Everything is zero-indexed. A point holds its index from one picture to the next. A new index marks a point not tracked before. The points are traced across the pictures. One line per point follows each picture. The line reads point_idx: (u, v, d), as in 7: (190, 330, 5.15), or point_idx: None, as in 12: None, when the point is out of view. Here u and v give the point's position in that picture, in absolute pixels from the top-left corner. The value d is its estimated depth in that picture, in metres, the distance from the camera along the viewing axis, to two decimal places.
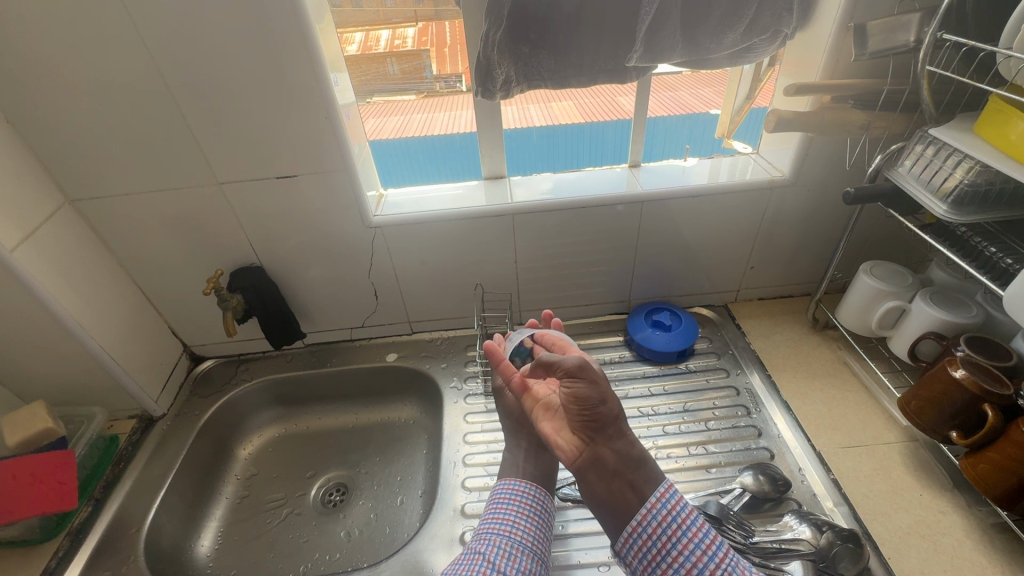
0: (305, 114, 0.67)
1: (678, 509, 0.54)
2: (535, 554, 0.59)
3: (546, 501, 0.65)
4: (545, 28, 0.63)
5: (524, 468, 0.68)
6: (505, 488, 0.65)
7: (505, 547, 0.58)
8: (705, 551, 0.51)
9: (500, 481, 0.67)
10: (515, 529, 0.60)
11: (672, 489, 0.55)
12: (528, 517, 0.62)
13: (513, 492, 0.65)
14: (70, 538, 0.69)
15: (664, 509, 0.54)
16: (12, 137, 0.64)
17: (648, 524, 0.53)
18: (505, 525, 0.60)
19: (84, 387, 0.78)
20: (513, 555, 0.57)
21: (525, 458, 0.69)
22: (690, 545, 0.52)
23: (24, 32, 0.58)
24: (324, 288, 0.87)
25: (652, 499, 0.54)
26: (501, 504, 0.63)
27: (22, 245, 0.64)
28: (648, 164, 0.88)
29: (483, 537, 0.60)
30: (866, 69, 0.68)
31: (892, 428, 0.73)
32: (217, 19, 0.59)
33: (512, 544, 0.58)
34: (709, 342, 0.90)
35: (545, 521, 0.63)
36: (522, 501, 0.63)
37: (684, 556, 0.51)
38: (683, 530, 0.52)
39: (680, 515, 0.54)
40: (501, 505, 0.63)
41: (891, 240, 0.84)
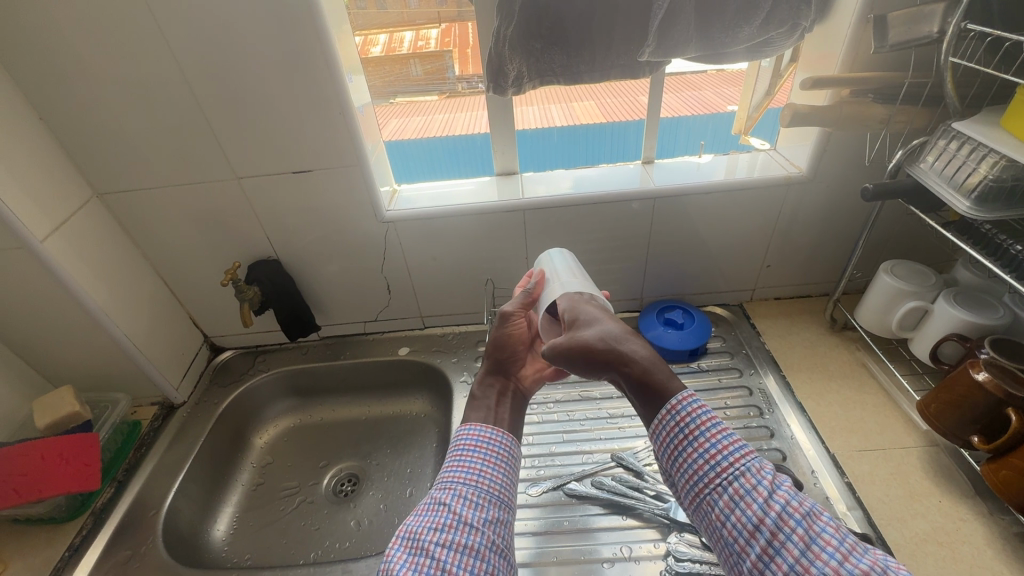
0: (320, 111, 0.69)
1: (688, 419, 0.49)
2: (502, 502, 0.55)
3: (513, 447, 0.60)
4: (557, 24, 0.63)
5: (496, 412, 0.63)
6: (470, 434, 0.60)
7: (470, 498, 0.53)
8: (708, 460, 0.47)
9: (465, 426, 0.61)
10: (481, 478, 0.55)
11: (687, 399, 0.50)
12: (494, 465, 0.57)
13: (479, 438, 0.59)
14: (93, 518, 0.72)
15: (671, 421, 0.50)
16: (44, 133, 0.68)
17: (658, 435, 0.51)
18: (470, 475, 0.55)
19: (110, 375, 0.81)
20: (480, 504, 0.53)
21: (499, 404, 0.64)
22: (696, 454, 0.48)
23: (55, 33, 0.61)
24: (339, 283, 0.89)
25: (662, 411, 0.50)
26: (466, 452, 0.58)
27: (53, 236, 0.67)
28: (661, 161, 0.87)
29: (445, 488, 0.54)
30: (887, 62, 0.66)
31: (911, 432, 0.71)
32: (235, 16, 0.61)
33: (478, 493, 0.54)
34: (722, 341, 0.89)
35: (512, 468, 0.59)
36: (489, 449, 0.58)
37: (688, 464, 0.48)
38: (690, 441, 0.49)
39: (690, 425, 0.49)
40: (465, 452, 0.58)
41: (915, 240, 0.81)
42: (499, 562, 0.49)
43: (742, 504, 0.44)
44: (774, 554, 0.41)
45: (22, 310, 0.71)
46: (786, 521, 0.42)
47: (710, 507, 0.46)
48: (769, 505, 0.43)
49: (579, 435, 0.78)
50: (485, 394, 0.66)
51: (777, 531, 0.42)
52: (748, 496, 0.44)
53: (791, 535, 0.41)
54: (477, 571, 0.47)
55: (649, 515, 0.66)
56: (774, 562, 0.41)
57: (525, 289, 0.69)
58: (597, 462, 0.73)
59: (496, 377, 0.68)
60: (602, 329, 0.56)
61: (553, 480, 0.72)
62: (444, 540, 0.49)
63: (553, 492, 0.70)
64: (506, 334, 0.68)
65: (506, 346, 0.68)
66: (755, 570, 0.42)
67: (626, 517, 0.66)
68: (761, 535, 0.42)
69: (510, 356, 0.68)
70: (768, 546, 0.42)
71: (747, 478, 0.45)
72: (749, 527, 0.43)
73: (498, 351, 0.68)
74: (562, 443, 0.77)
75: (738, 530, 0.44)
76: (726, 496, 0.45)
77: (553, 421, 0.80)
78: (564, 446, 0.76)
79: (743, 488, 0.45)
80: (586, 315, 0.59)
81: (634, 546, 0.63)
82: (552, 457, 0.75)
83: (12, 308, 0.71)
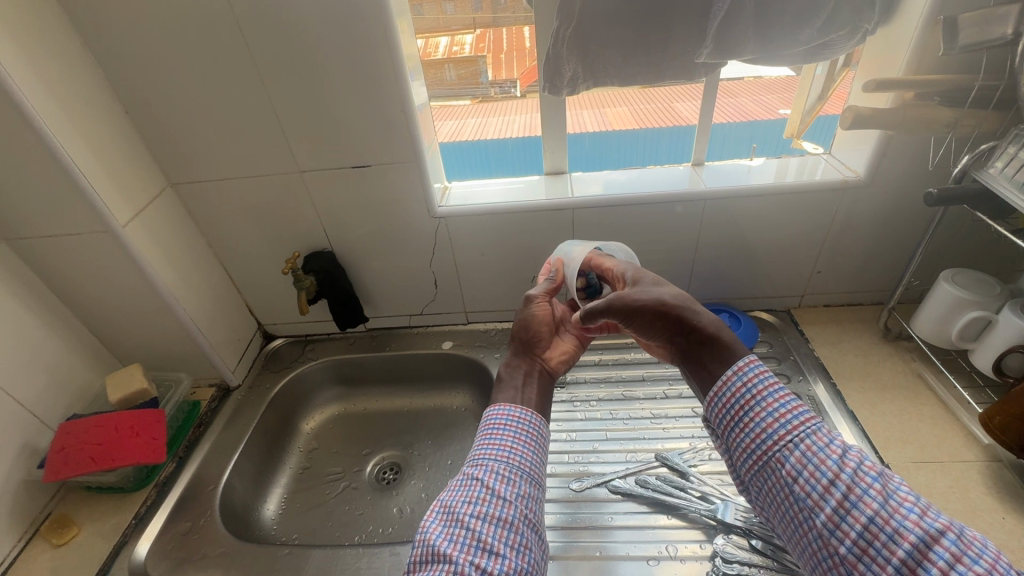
0: (382, 108, 0.71)
1: (755, 380, 0.49)
2: (533, 479, 0.55)
3: (542, 426, 0.60)
4: (615, 26, 0.63)
5: (524, 394, 0.62)
6: (500, 414, 0.59)
7: (502, 473, 0.53)
8: (779, 418, 0.47)
9: (494, 407, 0.61)
10: (512, 454, 0.55)
11: (754, 362, 0.50)
12: (524, 443, 0.57)
13: (509, 418, 0.59)
14: (156, 491, 0.76)
15: (738, 382, 0.50)
16: (128, 125, 0.73)
17: (722, 395, 0.50)
18: (501, 451, 0.55)
19: (174, 356, 0.86)
20: (512, 479, 0.53)
21: (527, 384, 0.64)
22: (764, 414, 0.48)
23: (146, 33, 0.65)
24: (388, 276, 0.92)
25: (726, 371, 0.51)
26: (496, 430, 0.57)
27: (132, 221, 0.72)
28: (711, 163, 0.87)
29: (477, 463, 0.54)
30: (955, 64, 0.65)
31: (971, 447, 0.69)
32: (310, 18, 0.64)
33: (509, 469, 0.54)
34: (769, 347, 0.88)
35: (542, 446, 0.58)
36: (518, 428, 0.58)
37: (756, 423, 0.48)
38: (759, 401, 0.48)
39: (757, 386, 0.49)
40: (495, 430, 0.57)
41: (978, 249, 0.79)
42: (533, 536, 0.50)
43: (816, 460, 0.44)
44: (850, 508, 0.41)
45: (100, 290, 0.77)
46: (862, 476, 0.42)
47: (780, 464, 0.46)
48: (844, 461, 0.43)
49: (621, 434, 0.78)
50: (513, 377, 0.65)
51: (854, 486, 0.42)
52: (821, 453, 0.44)
53: (868, 490, 0.41)
54: (512, 543, 0.48)
55: (694, 515, 0.65)
56: (851, 515, 0.41)
57: (549, 277, 0.73)
58: (641, 461, 0.73)
59: (521, 359, 0.67)
60: (670, 291, 0.58)
61: (596, 477, 0.72)
62: (478, 512, 0.49)
63: (596, 488, 0.71)
64: (528, 314, 0.69)
65: (531, 327, 0.69)
66: (830, 524, 0.42)
67: (671, 516, 0.66)
68: (836, 490, 0.42)
69: (534, 336, 0.68)
70: (844, 500, 0.41)
71: (818, 436, 0.45)
72: (824, 482, 0.43)
73: (521, 334, 0.69)
74: (605, 440, 0.77)
75: (812, 485, 0.43)
76: (798, 454, 0.45)
77: (596, 419, 0.81)
78: (607, 444, 0.77)
79: (816, 445, 0.45)
80: (649, 278, 0.61)
81: (678, 546, 0.63)
82: (596, 454, 0.76)
83: (93, 289, 0.77)
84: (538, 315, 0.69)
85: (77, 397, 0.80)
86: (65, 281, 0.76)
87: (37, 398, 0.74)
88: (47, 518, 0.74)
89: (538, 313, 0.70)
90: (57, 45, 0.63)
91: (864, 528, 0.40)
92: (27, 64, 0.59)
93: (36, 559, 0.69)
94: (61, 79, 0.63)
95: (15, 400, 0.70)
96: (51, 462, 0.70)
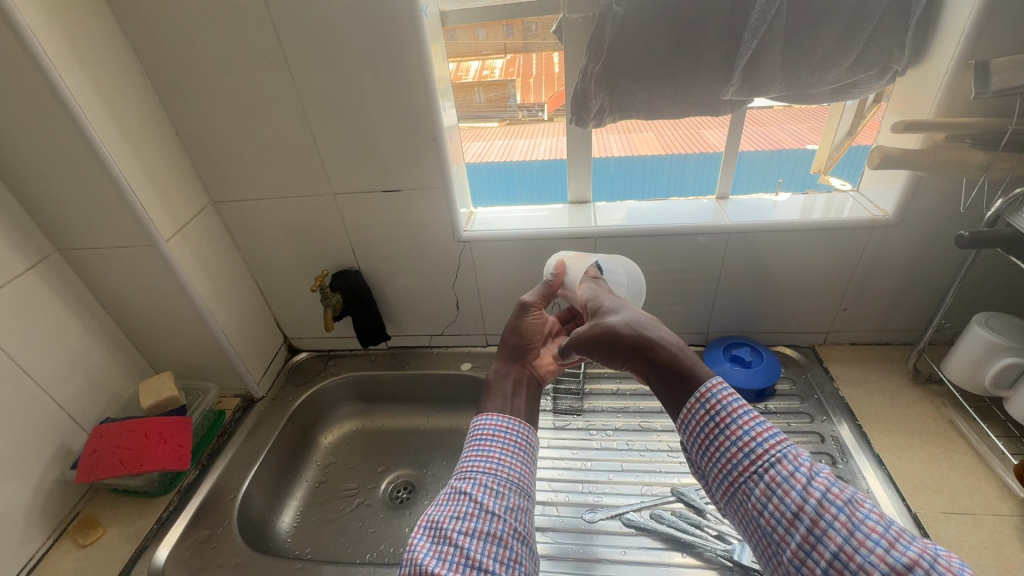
0: (413, 136, 0.75)
1: (719, 407, 0.48)
2: (522, 490, 0.54)
3: (530, 435, 0.59)
4: (641, 62, 0.65)
5: (512, 402, 0.62)
6: (487, 424, 0.59)
7: (490, 486, 0.53)
8: (743, 448, 0.45)
9: (482, 416, 0.60)
10: (500, 466, 0.55)
11: (717, 388, 0.48)
12: (512, 453, 0.57)
13: (497, 428, 0.58)
14: (179, 496, 0.78)
15: (701, 410, 0.48)
16: (177, 146, 0.78)
17: (686, 424, 0.49)
18: (489, 464, 0.55)
19: (204, 366, 0.89)
20: (500, 492, 0.53)
21: (516, 392, 0.63)
22: (728, 442, 0.46)
23: (199, 61, 0.70)
24: (412, 296, 0.94)
25: (689, 401, 0.49)
26: (483, 442, 0.57)
27: (175, 236, 0.76)
28: (737, 197, 0.88)
29: (465, 477, 0.54)
30: (988, 107, 0.64)
31: (1006, 499, 0.66)
32: (351, 52, 0.68)
33: (497, 481, 0.53)
34: (792, 384, 0.86)
35: (531, 456, 0.58)
36: (506, 438, 0.58)
37: (721, 452, 0.46)
38: (722, 428, 0.47)
39: (721, 413, 0.47)
40: (482, 442, 0.57)
41: (1013, 292, 0.76)
42: (522, 549, 0.49)
43: (780, 492, 0.42)
44: (815, 543, 0.40)
45: (140, 300, 0.80)
46: (827, 508, 0.41)
47: (746, 496, 0.44)
48: (808, 492, 0.41)
49: (638, 465, 0.77)
50: (503, 385, 0.64)
51: (819, 519, 0.40)
52: (786, 483, 0.43)
53: (833, 523, 0.40)
54: (501, 559, 0.47)
55: (711, 555, 0.64)
56: (815, 550, 0.40)
57: (545, 281, 0.71)
58: (656, 495, 0.72)
59: (511, 366, 0.66)
60: (629, 317, 0.56)
61: (610, 509, 0.71)
62: (466, 529, 0.49)
63: (609, 520, 0.70)
64: (522, 322, 0.68)
65: (523, 333, 0.68)
66: (796, 559, 0.41)
67: (685, 554, 0.65)
68: (801, 524, 0.41)
69: (525, 345, 0.67)
70: (809, 535, 0.40)
71: (783, 465, 0.44)
72: (788, 515, 0.42)
73: (511, 339, 0.67)
74: (621, 471, 0.77)
75: (776, 518, 0.42)
76: (763, 484, 0.43)
77: (612, 449, 0.80)
78: (622, 475, 0.76)
79: (780, 475, 0.43)
80: (611, 305, 0.60)
81: None
82: (610, 485, 0.75)
83: (134, 299, 0.81)
84: (530, 324, 0.68)
85: (111, 401, 0.83)
86: (109, 290, 0.80)
87: (76, 401, 0.77)
88: (75, 517, 0.77)
89: (532, 320, 0.69)
90: (120, 72, 0.68)
91: (829, 564, 0.39)
92: (93, 91, 0.64)
93: (63, 558, 0.71)
94: (120, 103, 0.68)
95: (55, 402, 0.74)
96: (84, 463, 0.73)
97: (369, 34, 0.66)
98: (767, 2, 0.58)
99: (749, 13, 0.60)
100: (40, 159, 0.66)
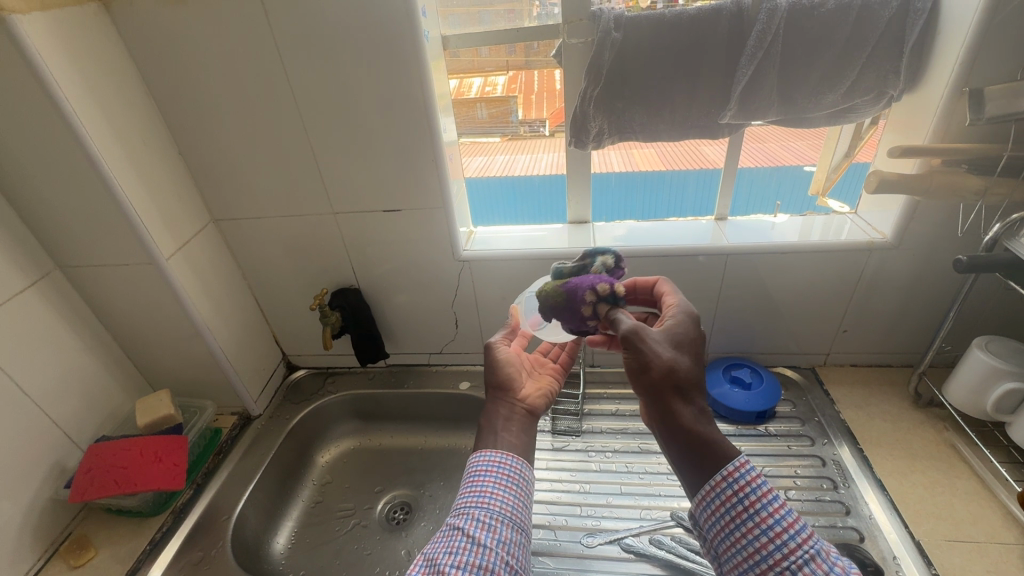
0: (414, 156, 0.75)
1: (750, 489, 0.43)
2: (515, 524, 0.52)
3: (525, 469, 0.57)
4: (639, 85, 0.66)
5: (503, 438, 0.58)
6: (480, 458, 0.57)
7: (483, 521, 0.51)
8: (774, 539, 0.42)
9: (477, 451, 0.58)
10: (493, 500, 0.53)
11: (746, 469, 0.44)
12: (506, 487, 0.54)
13: (489, 461, 0.56)
14: (173, 516, 0.77)
15: (729, 491, 0.43)
16: (181, 165, 0.78)
17: (709, 502, 0.44)
18: (481, 497, 0.53)
19: (201, 383, 0.89)
20: (492, 526, 0.51)
21: (506, 427, 0.60)
22: (757, 529, 0.42)
23: (203, 82, 0.71)
24: (410, 313, 0.94)
25: (716, 478, 0.44)
26: (476, 475, 0.55)
27: (176, 254, 0.76)
28: (735, 218, 0.88)
29: (459, 512, 0.52)
30: (983, 133, 0.65)
31: (1010, 527, 0.65)
32: (353, 74, 0.69)
33: (490, 515, 0.52)
34: (792, 406, 0.86)
35: (525, 490, 0.55)
36: (500, 471, 0.55)
37: (749, 540, 0.42)
38: (752, 514, 0.43)
39: (750, 496, 0.43)
40: (475, 475, 0.55)
41: (1013, 317, 0.76)
42: None
43: None
44: None
45: (139, 317, 0.80)
46: None
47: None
48: None
49: (637, 488, 0.76)
50: (491, 423, 0.60)
51: None
52: None
53: None
54: None
55: None
56: None
57: (506, 325, 0.71)
58: (656, 519, 0.71)
59: (496, 404, 0.62)
60: (679, 361, 0.47)
61: (609, 533, 0.70)
62: (459, 562, 0.47)
63: (608, 545, 0.69)
64: (495, 358, 0.65)
65: (500, 369, 0.64)
66: None
67: None
68: None
69: (504, 379, 0.63)
70: None
71: (818, 563, 0.40)
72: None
73: (489, 377, 0.64)
74: (619, 494, 0.76)
75: None
76: None
77: (611, 472, 0.79)
78: (621, 498, 0.75)
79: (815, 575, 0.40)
80: (679, 329, 0.50)
81: None
82: (609, 508, 0.74)
83: (133, 317, 0.81)
84: (503, 357, 0.65)
85: (108, 418, 0.83)
86: (109, 308, 0.80)
87: (72, 418, 0.77)
88: (67, 537, 0.76)
89: (504, 355, 0.66)
90: (126, 93, 0.69)
91: None
92: (98, 112, 0.64)
93: None
94: (126, 124, 0.69)
95: (51, 419, 0.74)
96: (78, 482, 0.72)
97: (372, 58, 0.67)
98: (764, 29, 0.60)
99: (746, 39, 0.61)
100: (44, 178, 0.67)
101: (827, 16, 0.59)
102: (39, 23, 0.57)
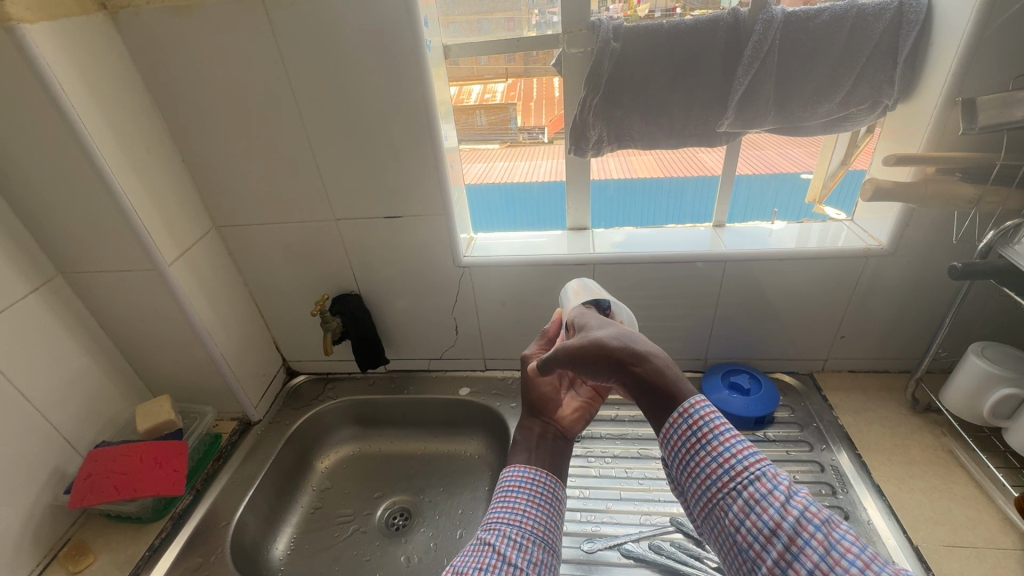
0: (415, 163, 0.76)
1: (702, 421, 0.48)
2: (546, 544, 0.53)
3: (557, 488, 0.58)
4: (637, 94, 0.67)
5: (536, 456, 0.61)
6: (515, 476, 0.58)
7: (514, 539, 0.52)
8: (723, 464, 0.46)
9: (510, 467, 0.60)
10: (525, 518, 0.54)
11: (700, 404, 0.48)
12: (538, 506, 0.56)
13: (523, 480, 0.58)
14: (172, 522, 0.77)
15: (684, 424, 0.48)
16: (184, 171, 0.79)
17: (669, 438, 0.49)
18: (514, 515, 0.54)
19: (201, 388, 0.89)
20: (524, 545, 0.51)
21: (540, 446, 0.62)
22: (709, 457, 0.47)
23: (207, 90, 0.72)
24: (410, 319, 0.94)
25: (673, 415, 0.48)
26: (509, 493, 0.57)
27: (178, 260, 0.76)
28: (733, 225, 0.89)
29: (490, 528, 0.54)
30: (976, 142, 0.66)
31: (1008, 533, 0.65)
32: (356, 83, 0.70)
33: (522, 534, 0.52)
34: (791, 412, 0.86)
35: (556, 510, 0.57)
36: (533, 489, 0.57)
37: (701, 467, 0.47)
38: (704, 444, 0.47)
39: (703, 429, 0.48)
40: (509, 493, 0.57)
41: (1008, 323, 0.77)
42: None
43: (758, 509, 0.43)
44: (792, 560, 0.40)
45: (140, 322, 0.81)
46: (805, 527, 0.41)
47: (724, 512, 0.45)
48: (786, 510, 0.42)
49: (636, 494, 0.76)
50: (526, 440, 0.63)
51: (796, 537, 0.41)
52: (764, 500, 0.43)
53: (809, 541, 0.40)
54: None
55: None
56: (792, 567, 0.40)
57: (544, 331, 0.69)
58: (656, 525, 0.72)
59: (533, 422, 0.64)
60: (615, 332, 0.53)
61: (609, 539, 0.70)
62: None
63: (608, 551, 0.69)
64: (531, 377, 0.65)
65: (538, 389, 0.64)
66: None
67: None
68: (778, 540, 0.41)
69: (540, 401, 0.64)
70: (786, 552, 0.41)
71: (762, 482, 0.44)
72: (765, 532, 0.42)
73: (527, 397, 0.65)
74: (619, 500, 0.76)
75: (753, 536, 0.42)
76: (741, 501, 0.44)
77: (610, 477, 0.79)
78: (621, 504, 0.75)
79: (758, 493, 0.43)
80: (595, 322, 0.57)
81: None
82: (609, 514, 0.74)
83: (135, 322, 0.81)
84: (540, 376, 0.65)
85: (107, 423, 0.83)
86: (110, 313, 0.80)
87: (72, 423, 0.77)
88: (66, 544, 0.76)
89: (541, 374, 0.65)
90: (130, 100, 0.70)
91: None
92: (103, 120, 0.65)
93: None
94: (130, 131, 0.69)
95: (51, 424, 0.74)
96: (77, 487, 0.72)
97: (375, 68, 0.68)
98: (759, 40, 0.61)
99: (742, 50, 0.62)
100: (48, 185, 0.67)
101: (822, 27, 0.61)
102: (47, 33, 0.58)
